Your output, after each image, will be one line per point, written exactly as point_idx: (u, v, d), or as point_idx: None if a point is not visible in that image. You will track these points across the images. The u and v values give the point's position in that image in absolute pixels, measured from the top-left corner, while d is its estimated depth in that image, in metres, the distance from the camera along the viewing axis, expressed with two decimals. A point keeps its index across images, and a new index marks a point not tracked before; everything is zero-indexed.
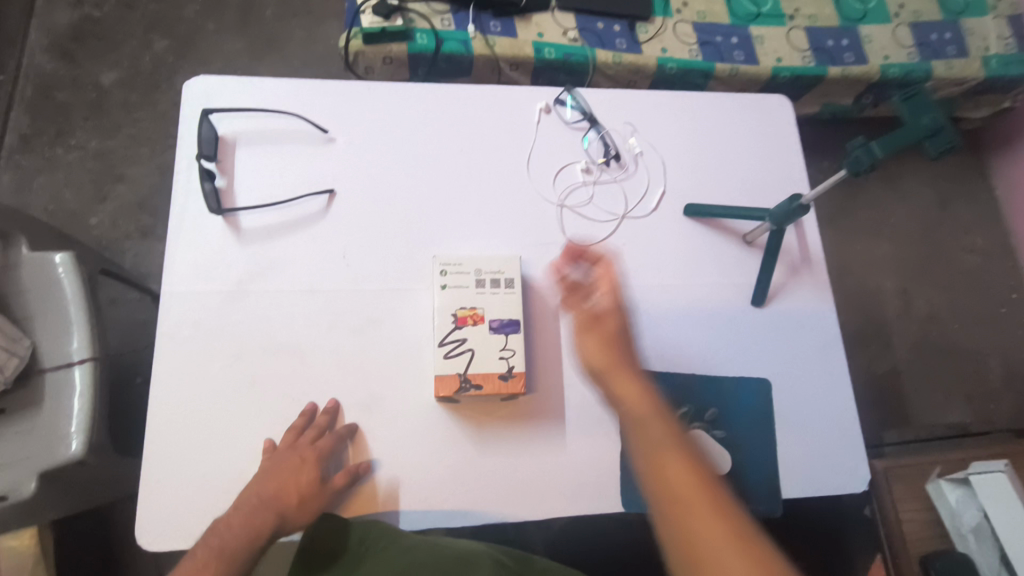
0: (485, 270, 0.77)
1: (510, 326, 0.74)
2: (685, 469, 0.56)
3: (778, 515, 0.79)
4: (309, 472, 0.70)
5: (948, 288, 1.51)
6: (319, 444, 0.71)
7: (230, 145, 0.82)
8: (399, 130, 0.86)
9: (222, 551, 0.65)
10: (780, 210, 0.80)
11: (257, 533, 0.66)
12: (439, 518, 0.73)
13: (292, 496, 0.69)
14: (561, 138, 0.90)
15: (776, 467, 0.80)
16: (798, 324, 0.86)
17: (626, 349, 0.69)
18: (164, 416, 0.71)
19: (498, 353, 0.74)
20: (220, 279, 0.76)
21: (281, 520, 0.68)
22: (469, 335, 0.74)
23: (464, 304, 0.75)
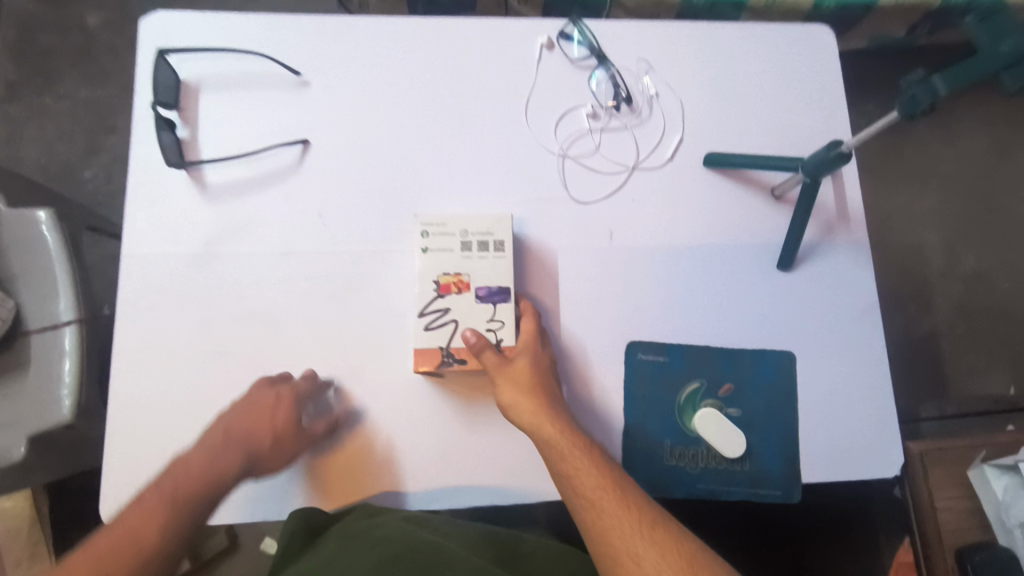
0: (472, 231, 0.69)
1: (498, 295, 0.68)
2: (605, 490, 0.60)
3: (796, 502, 0.72)
4: (283, 412, 0.64)
5: (1001, 244, 1.37)
6: (298, 385, 0.66)
7: (193, 90, 0.74)
8: (380, 70, 0.76)
9: (172, 496, 0.59)
10: (814, 160, 0.68)
11: (220, 472, 0.62)
12: (424, 500, 0.68)
13: (264, 438, 0.64)
14: (565, 78, 0.79)
15: (796, 450, 0.72)
16: (830, 291, 0.77)
17: (547, 383, 0.67)
18: (128, 388, 0.66)
19: (486, 325, 0.68)
20: (184, 240, 0.70)
21: (247, 461, 0.64)
22: (453, 304, 0.68)
23: (449, 269, 0.68)
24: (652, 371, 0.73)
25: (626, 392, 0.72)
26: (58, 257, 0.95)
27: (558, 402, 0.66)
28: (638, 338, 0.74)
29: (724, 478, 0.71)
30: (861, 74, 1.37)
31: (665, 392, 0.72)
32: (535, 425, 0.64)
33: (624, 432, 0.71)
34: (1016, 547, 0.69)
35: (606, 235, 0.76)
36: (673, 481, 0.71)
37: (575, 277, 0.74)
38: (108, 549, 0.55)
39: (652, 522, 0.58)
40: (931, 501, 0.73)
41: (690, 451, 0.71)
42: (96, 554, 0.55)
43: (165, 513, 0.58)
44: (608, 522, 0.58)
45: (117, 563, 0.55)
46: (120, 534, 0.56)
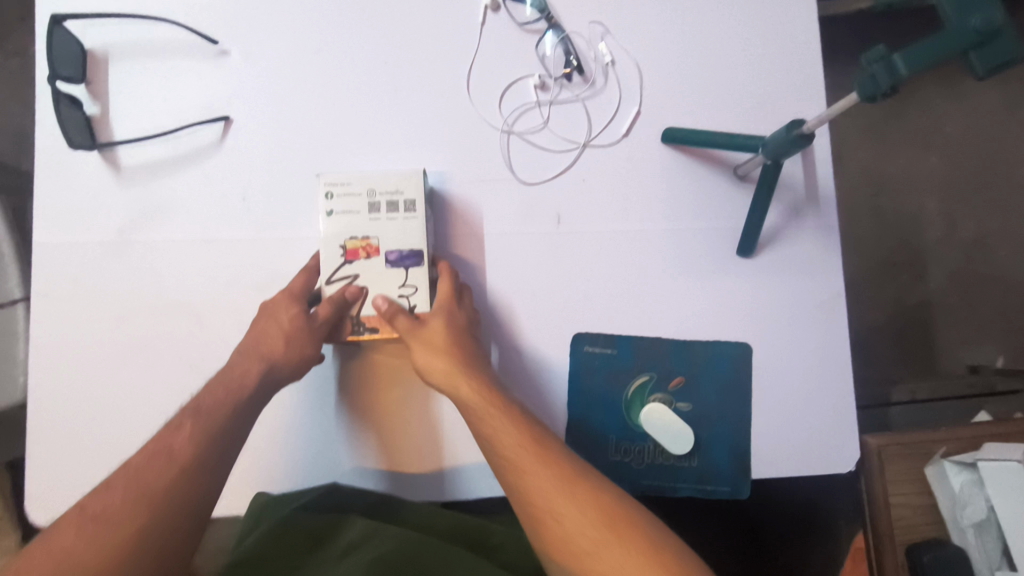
0: (380, 190, 0.63)
1: (411, 259, 0.63)
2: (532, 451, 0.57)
3: (746, 497, 0.69)
4: (286, 311, 0.62)
5: (997, 212, 1.30)
6: (291, 285, 0.63)
7: (101, 62, 0.67)
8: (306, 38, 0.70)
9: (201, 410, 0.58)
10: (775, 141, 0.62)
11: (243, 377, 0.60)
12: (437, 490, 0.69)
13: (275, 340, 0.61)
14: (511, 44, 0.72)
15: (748, 445, 0.69)
16: (793, 279, 0.72)
17: (463, 344, 0.62)
18: (46, 384, 0.64)
19: (398, 291, 0.63)
20: (98, 228, 0.66)
21: (268, 365, 0.61)
22: (361, 270, 0.63)
23: (355, 232, 0.62)
24: (598, 364, 0.69)
25: (571, 386, 0.69)
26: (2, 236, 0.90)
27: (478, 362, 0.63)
28: (584, 329, 0.70)
29: (670, 474, 0.68)
30: (884, 18, 1.20)
31: (612, 386, 0.69)
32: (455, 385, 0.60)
33: (569, 428, 0.69)
34: (967, 547, 0.69)
35: (554, 218, 0.71)
36: (618, 477, 0.68)
37: (517, 264, 0.70)
38: (143, 464, 0.54)
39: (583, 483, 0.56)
40: (885, 499, 0.71)
41: (635, 447, 0.68)
42: (134, 467, 0.54)
43: (194, 423, 0.57)
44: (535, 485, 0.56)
45: (156, 472, 0.54)
46: (154, 450, 0.55)
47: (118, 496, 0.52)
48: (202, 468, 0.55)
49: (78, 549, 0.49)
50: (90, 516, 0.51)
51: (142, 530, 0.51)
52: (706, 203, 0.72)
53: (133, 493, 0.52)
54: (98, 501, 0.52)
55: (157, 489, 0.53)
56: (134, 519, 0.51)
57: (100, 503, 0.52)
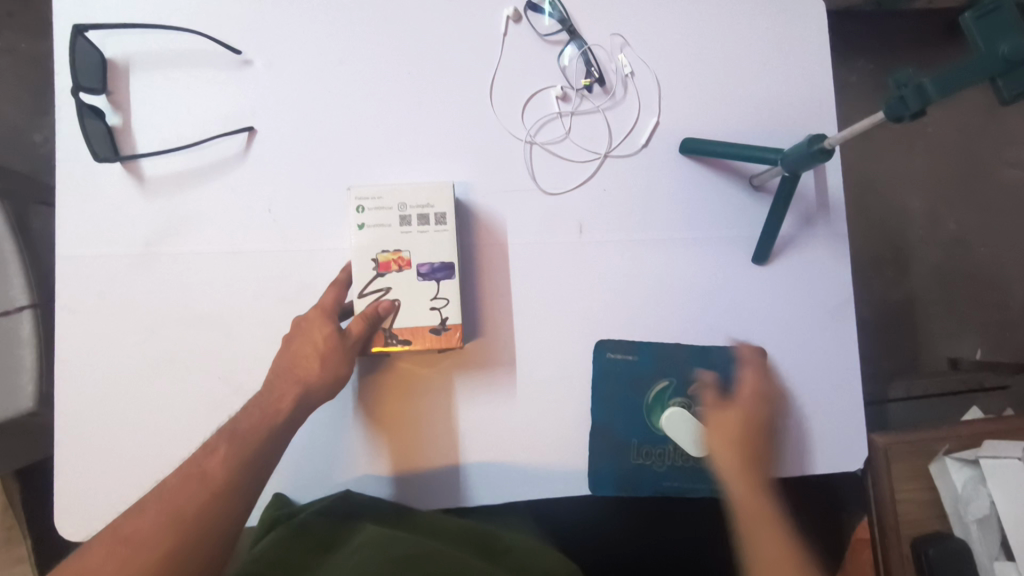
0: (411, 204, 0.64)
1: (442, 271, 0.64)
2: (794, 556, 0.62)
3: None
4: (320, 328, 0.62)
5: (983, 211, 1.35)
6: (323, 301, 0.64)
7: (123, 72, 0.67)
8: (330, 48, 0.70)
9: (237, 434, 0.58)
10: (795, 154, 0.65)
11: (279, 401, 0.60)
12: (451, 497, 0.70)
13: (309, 359, 0.62)
14: (533, 55, 0.73)
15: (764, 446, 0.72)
16: (805, 286, 0.74)
17: (760, 435, 0.69)
18: (76, 397, 0.64)
19: (430, 303, 0.64)
20: (124, 240, 0.65)
21: (303, 388, 0.61)
22: (393, 282, 0.64)
23: (387, 245, 0.64)
24: (620, 370, 0.71)
25: (595, 392, 0.71)
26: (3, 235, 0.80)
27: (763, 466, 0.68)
28: (606, 337, 0.72)
29: (688, 475, 0.71)
30: (879, 23, 1.23)
31: (634, 391, 0.71)
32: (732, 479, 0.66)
33: (593, 433, 0.70)
34: (970, 540, 0.73)
35: (577, 228, 0.72)
36: (640, 480, 0.71)
37: (541, 273, 0.71)
38: (177, 485, 0.54)
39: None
40: (891, 495, 0.75)
41: (656, 450, 0.71)
42: (168, 490, 0.54)
43: (229, 449, 0.57)
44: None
45: (188, 497, 0.54)
46: (188, 472, 0.55)
47: (150, 518, 0.52)
48: (233, 496, 0.55)
49: (111, 572, 0.50)
50: (122, 537, 0.52)
51: (170, 558, 0.51)
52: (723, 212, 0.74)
53: (165, 517, 0.52)
54: (131, 523, 0.52)
55: (189, 516, 0.53)
56: (166, 544, 0.51)
57: (133, 524, 0.52)
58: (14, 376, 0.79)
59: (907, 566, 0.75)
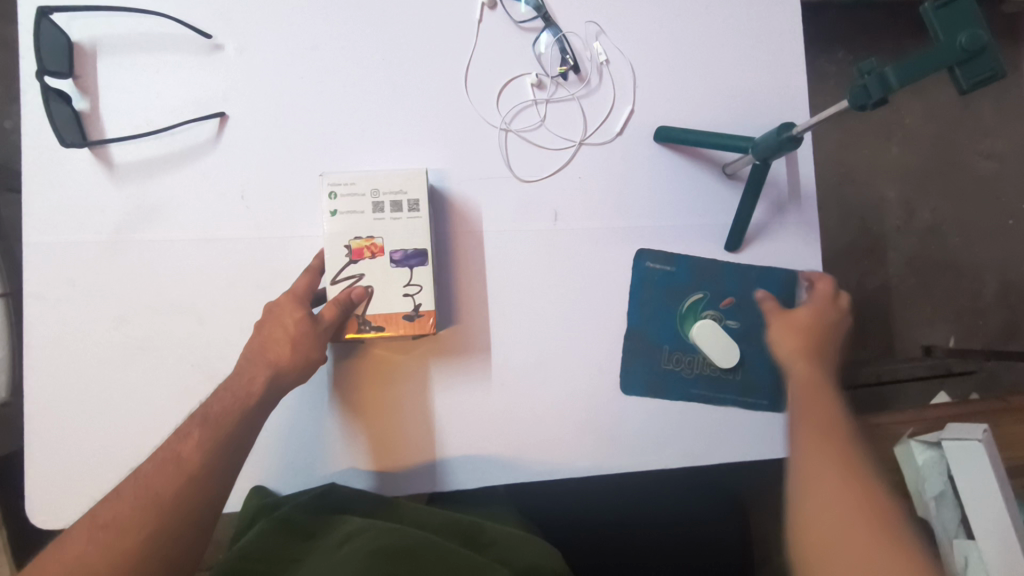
0: (384, 191, 0.64)
1: (415, 258, 0.64)
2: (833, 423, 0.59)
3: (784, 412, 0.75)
4: (290, 314, 0.62)
5: (955, 200, 1.38)
6: (295, 287, 0.64)
7: (90, 56, 0.66)
8: (302, 34, 0.69)
9: (210, 418, 0.58)
10: (765, 142, 0.65)
11: (250, 385, 0.61)
12: (428, 483, 0.71)
13: (281, 344, 0.62)
14: (508, 43, 0.72)
15: None
16: (777, 274, 0.76)
17: (827, 338, 0.70)
18: (47, 385, 0.63)
19: (403, 290, 0.64)
20: (93, 227, 0.65)
21: (275, 372, 0.61)
22: (366, 269, 0.64)
23: (362, 233, 0.63)
24: (658, 279, 0.73)
25: (632, 300, 0.73)
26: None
27: (829, 365, 0.68)
28: (648, 247, 0.73)
29: (718, 386, 0.73)
30: (856, 14, 1.24)
31: (669, 300, 0.73)
32: (791, 363, 0.67)
33: (628, 336, 0.73)
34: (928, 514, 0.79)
35: (552, 215, 0.72)
36: (668, 385, 0.73)
37: (516, 260, 0.72)
38: (152, 470, 0.55)
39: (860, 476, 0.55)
40: None
41: (687, 357, 0.73)
42: (144, 475, 0.54)
43: (203, 432, 0.57)
44: (818, 461, 0.57)
45: (165, 481, 0.54)
46: (163, 459, 0.56)
47: (127, 503, 0.53)
48: (212, 475, 0.56)
49: (92, 557, 0.50)
50: (100, 524, 0.51)
51: (153, 538, 0.51)
52: (697, 201, 0.75)
53: (143, 502, 0.53)
54: (108, 510, 0.53)
55: (168, 499, 0.53)
56: (146, 527, 0.52)
57: (110, 511, 0.53)
58: None
59: None
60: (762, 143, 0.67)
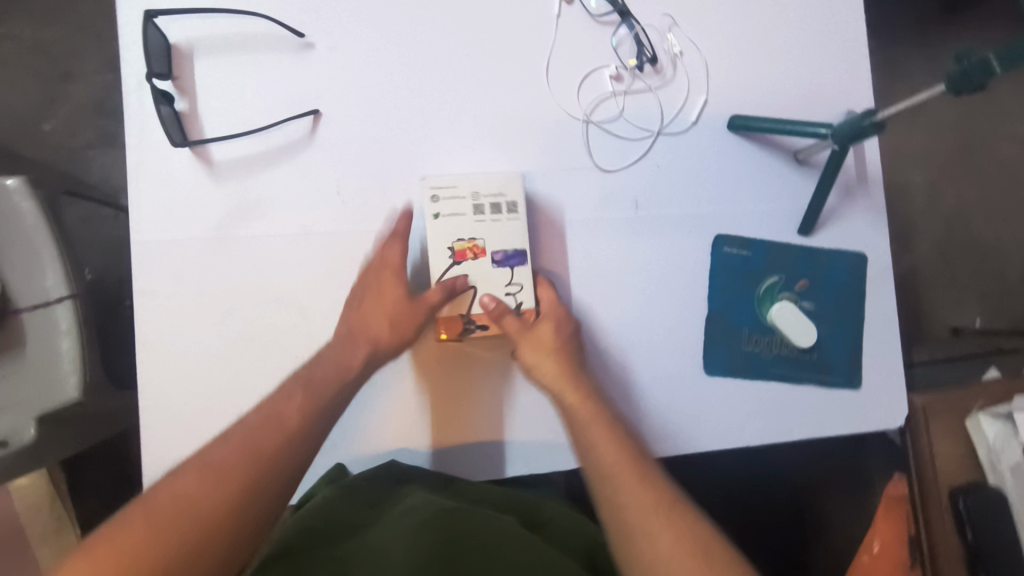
0: (484, 194, 0.67)
1: (515, 258, 0.68)
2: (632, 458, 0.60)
3: (858, 389, 0.77)
4: (393, 291, 0.65)
5: (982, 184, 1.41)
6: (394, 260, 0.65)
7: (187, 56, 0.67)
8: (389, 31, 0.71)
9: (311, 382, 0.61)
10: (846, 128, 0.68)
11: (351, 362, 0.63)
12: (498, 471, 0.72)
13: (382, 321, 0.64)
14: (585, 36, 0.74)
15: (861, 343, 0.77)
16: (847, 256, 0.78)
17: (574, 346, 0.68)
18: (155, 378, 0.65)
19: (504, 289, 0.68)
20: (196, 223, 0.66)
21: (374, 348, 0.64)
22: (469, 270, 0.67)
23: (466, 235, 0.67)
24: (736, 264, 0.76)
25: (712, 285, 0.75)
26: (38, 225, 0.77)
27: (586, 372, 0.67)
28: (724, 232, 0.76)
29: (795, 364, 0.76)
30: None
31: (747, 284, 0.76)
32: (558, 390, 0.65)
33: (708, 319, 0.75)
34: (1004, 486, 0.78)
35: (632, 204, 0.74)
36: (749, 365, 0.75)
37: (598, 248, 0.74)
38: (257, 424, 0.57)
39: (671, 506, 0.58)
40: (930, 449, 0.80)
41: (765, 338, 0.75)
42: (251, 425, 0.57)
43: (306, 396, 0.60)
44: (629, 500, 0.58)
45: (268, 437, 0.56)
46: (266, 413, 0.58)
47: (235, 450, 0.55)
48: (303, 440, 0.58)
49: (195, 495, 0.52)
50: (208, 466, 0.54)
51: (249, 489, 0.54)
52: (770, 186, 0.77)
53: (247, 452, 0.55)
54: (214, 452, 0.55)
55: (268, 454, 0.56)
56: (248, 475, 0.54)
57: (217, 454, 0.55)
58: (57, 365, 0.79)
59: (946, 515, 0.80)
60: (840, 127, 0.69)
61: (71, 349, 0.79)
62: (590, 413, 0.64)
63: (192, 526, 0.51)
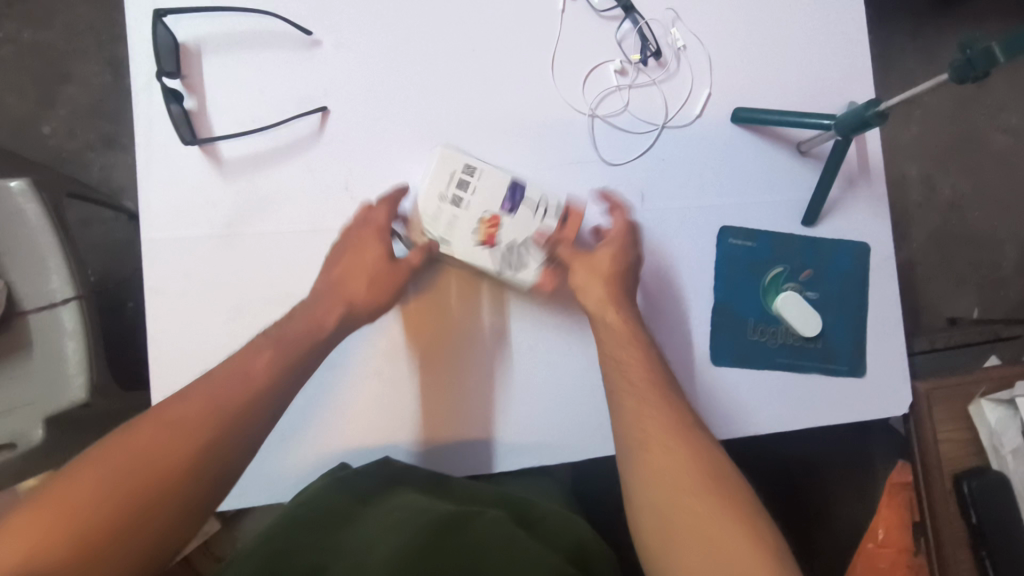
0: (445, 187, 0.67)
1: (518, 194, 0.68)
2: (656, 383, 0.63)
3: (862, 376, 0.78)
4: (373, 250, 0.66)
5: (977, 175, 1.42)
6: (379, 220, 0.67)
7: (195, 55, 0.67)
8: (395, 28, 0.71)
9: (281, 342, 0.61)
10: (849, 119, 0.69)
11: (322, 321, 0.64)
12: (478, 463, 0.72)
13: (359, 281, 0.65)
14: (590, 31, 0.75)
15: (865, 332, 0.78)
16: (850, 246, 0.79)
17: (627, 276, 0.70)
18: (168, 375, 0.65)
19: (535, 216, 0.68)
20: (207, 221, 0.67)
21: (348, 308, 0.65)
22: (506, 235, 0.67)
23: (476, 223, 0.67)
24: (741, 254, 0.76)
25: (717, 275, 0.76)
26: (44, 228, 0.77)
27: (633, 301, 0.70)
28: (729, 223, 0.76)
29: (800, 354, 0.77)
30: None
31: (752, 274, 0.77)
32: (601, 311, 0.68)
33: (714, 309, 0.76)
34: (1007, 472, 0.79)
35: (638, 196, 0.75)
36: (755, 355, 0.76)
37: None
38: (220, 378, 0.57)
39: (689, 432, 0.60)
40: (934, 434, 0.81)
41: (770, 329, 0.76)
42: (215, 380, 0.57)
43: (274, 352, 0.60)
44: (645, 424, 0.61)
45: (228, 393, 0.56)
46: (231, 369, 0.58)
47: (195, 407, 0.55)
48: (260, 399, 0.57)
49: (152, 448, 0.52)
50: (168, 420, 0.54)
51: (206, 450, 0.53)
52: (773, 178, 0.78)
53: (207, 411, 0.55)
54: (177, 408, 0.55)
55: (227, 411, 0.56)
56: (204, 432, 0.54)
57: (178, 410, 0.55)
58: (64, 366, 0.79)
59: (950, 499, 0.80)
60: (842, 118, 0.70)
61: (77, 349, 0.79)
62: (626, 339, 0.66)
63: (145, 480, 0.51)
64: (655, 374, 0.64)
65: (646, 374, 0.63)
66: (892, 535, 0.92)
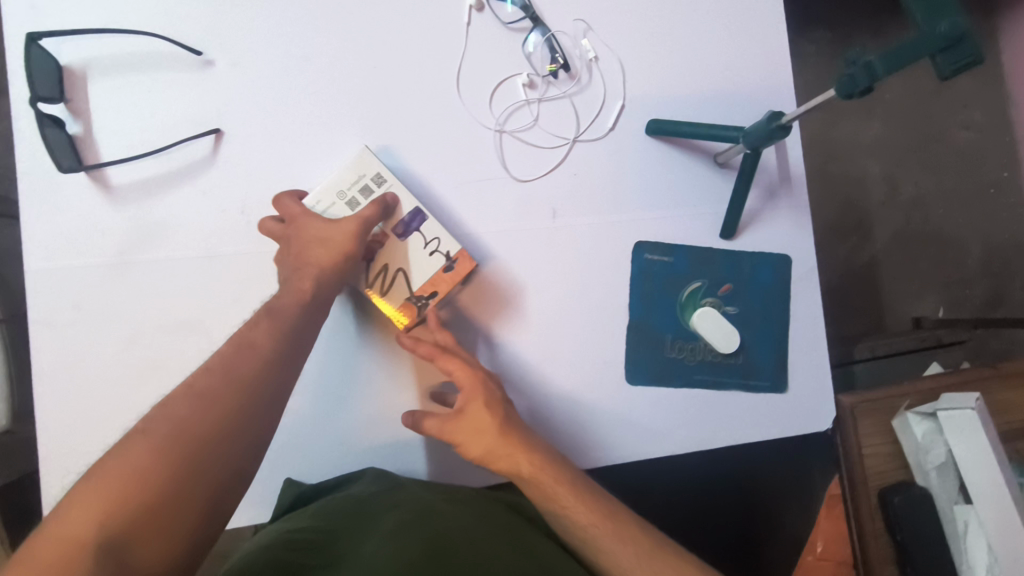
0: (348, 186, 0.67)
1: (415, 221, 0.68)
2: (605, 517, 0.61)
3: (786, 392, 0.77)
4: (314, 221, 0.63)
5: (936, 173, 1.40)
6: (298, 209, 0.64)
7: (80, 79, 0.66)
8: (291, 45, 0.69)
9: (275, 310, 0.59)
10: (754, 133, 0.67)
11: (306, 293, 0.61)
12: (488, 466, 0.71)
13: (315, 247, 0.62)
14: (497, 43, 0.73)
15: (787, 345, 0.77)
16: (771, 259, 0.77)
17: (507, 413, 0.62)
18: (58, 408, 0.64)
19: (427, 250, 0.68)
20: (95, 249, 0.65)
21: (320, 272, 0.61)
22: (388, 258, 0.68)
23: None
24: (657, 270, 0.75)
25: (632, 291, 0.75)
26: None
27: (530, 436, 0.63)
28: (644, 239, 0.75)
29: (719, 370, 0.75)
30: None
31: (669, 290, 0.75)
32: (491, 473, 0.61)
33: (631, 327, 0.74)
34: (931, 486, 0.79)
35: (550, 213, 0.73)
36: (673, 372, 0.74)
37: (515, 259, 0.73)
38: (229, 355, 0.55)
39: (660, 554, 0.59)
40: (859, 449, 0.81)
41: (689, 345, 0.75)
42: (220, 362, 0.54)
43: (272, 322, 0.58)
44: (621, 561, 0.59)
45: (246, 362, 0.55)
46: (236, 344, 0.56)
47: (218, 380, 0.53)
48: (279, 365, 0.56)
49: (185, 421, 0.50)
50: (195, 391, 0.52)
51: (241, 414, 0.52)
52: (692, 191, 0.76)
53: (233, 383, 0.53)
54: (201, 381, 0.53)
55: (252, 379, 0.54)
56: (236, 401, 0.52)
57: (203, 381, 0.53)
58: None
59: (876, 515, 0.81)
60: (749, 130, 0.68)
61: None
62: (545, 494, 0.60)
63: (192, 448, 0.48)
64: (601, 506, 0.61)
65: (591, 511, 0.61)
66: (830, 547, 0.90)
